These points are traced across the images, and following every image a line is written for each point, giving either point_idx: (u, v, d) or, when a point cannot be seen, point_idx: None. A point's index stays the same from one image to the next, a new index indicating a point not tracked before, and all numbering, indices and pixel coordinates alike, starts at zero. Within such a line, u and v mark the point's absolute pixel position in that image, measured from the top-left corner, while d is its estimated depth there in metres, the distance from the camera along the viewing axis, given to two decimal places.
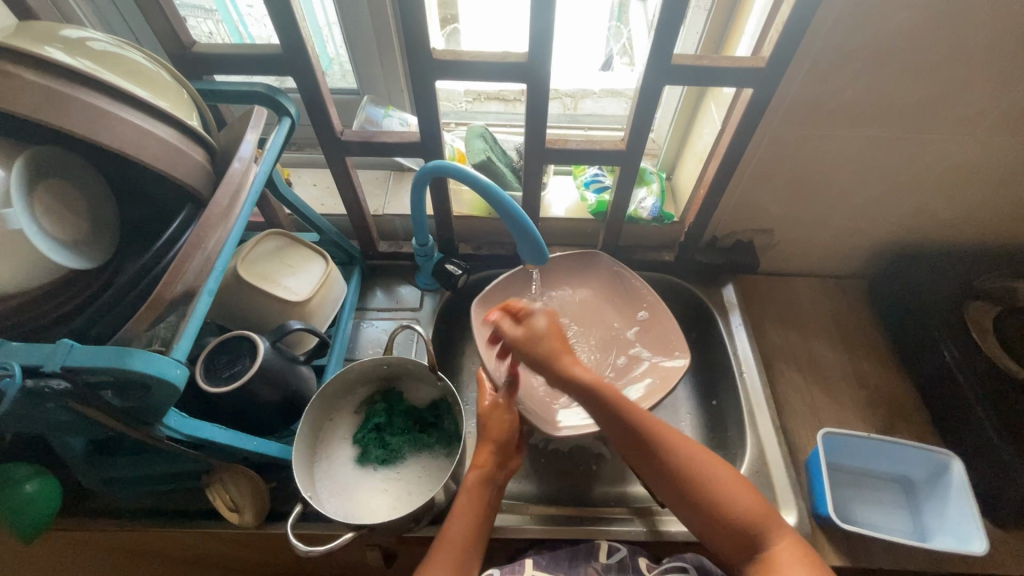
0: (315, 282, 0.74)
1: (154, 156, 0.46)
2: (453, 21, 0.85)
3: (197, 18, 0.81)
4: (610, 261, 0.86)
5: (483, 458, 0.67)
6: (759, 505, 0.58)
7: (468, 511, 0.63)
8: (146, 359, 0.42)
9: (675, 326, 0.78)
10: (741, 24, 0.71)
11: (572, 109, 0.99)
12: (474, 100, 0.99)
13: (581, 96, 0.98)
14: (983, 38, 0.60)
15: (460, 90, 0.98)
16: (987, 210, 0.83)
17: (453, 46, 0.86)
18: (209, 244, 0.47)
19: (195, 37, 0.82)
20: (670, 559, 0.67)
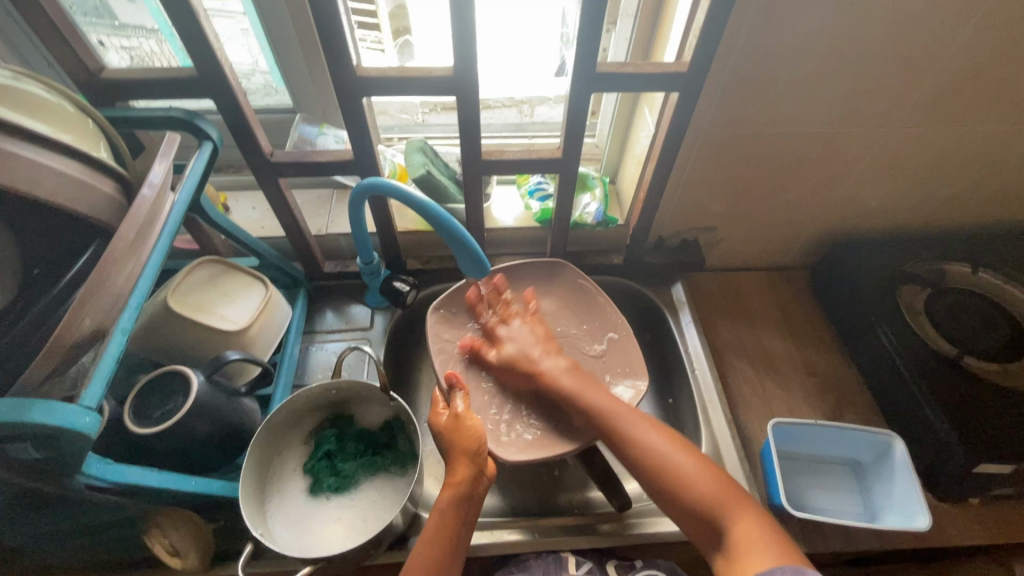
0: (253, 309, 0.72)
1: (52, 190, 0.43)
2: (405, 33, 0.83)
3: (140, 38, 0.79)
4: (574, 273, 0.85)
5: (454, 478, 0.60)
6: (715, 484, 0.58)
7: (431, 542, 0.57)
8: (48, 410, 0.39)
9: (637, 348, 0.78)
10: (666, 30, 0.73)
11: (527, 115, 1.00)
12: (431, 111, 0.97)
13: (536, 102, 0.99)
14: (888, 35, 0.63)
15: (416, 100, 0.96)
16: (909, 198, 0.87)
17: (406, 60, 0.85)
18: (118, 280, 0.45)
19: (141, 57, 0.80)
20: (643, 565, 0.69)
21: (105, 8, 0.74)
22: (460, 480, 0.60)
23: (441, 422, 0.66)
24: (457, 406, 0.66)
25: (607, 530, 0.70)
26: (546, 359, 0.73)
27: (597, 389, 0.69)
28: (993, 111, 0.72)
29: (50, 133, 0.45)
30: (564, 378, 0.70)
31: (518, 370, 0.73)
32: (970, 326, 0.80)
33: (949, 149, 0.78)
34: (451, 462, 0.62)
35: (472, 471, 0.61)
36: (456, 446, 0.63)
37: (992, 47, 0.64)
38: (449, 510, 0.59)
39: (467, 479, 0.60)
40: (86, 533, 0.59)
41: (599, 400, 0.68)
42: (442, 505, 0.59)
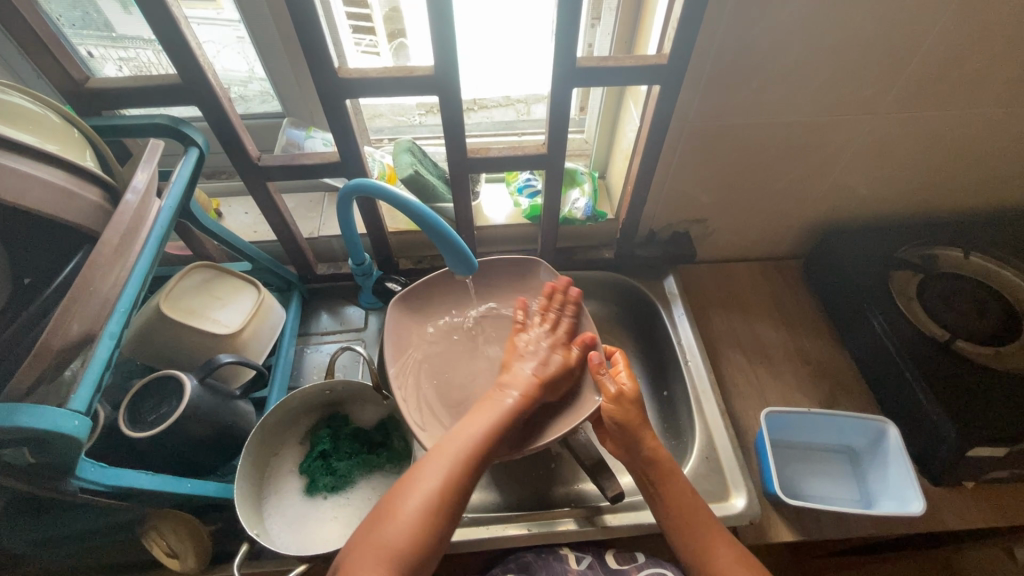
0: (246, 312, 0.72)
1: (39, 199, 0.43)
2: (399, 36, 0.83)
3: (138, 49, 0.79)
4: (548, 274, 0.79)
5: (529, 386, 0.65)
6: None
7: (473, 420, 0.61)
8: (37, 414, 0.40)
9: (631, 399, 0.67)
10: (647, 23, 0.73)
11: (525, 114, 0.99)
12: (427, 112, 0.97)
13: (533, 101, 0.98)
14: (866, 22, 0.63)
15: (412, 102, 0.96)
16: (900, 182, 0.87)
17: (401, 62, 0.85)
18: (103, 286, 0.46)
19: (138, 68, 0.81)
20: (649, 563, 0.69)
21: (104, 22, 0.75)
22: (539, 388, 0.65)
23: (541, 338, 0.71)
24: (574, 352, 0.70)
25: (602, 522, 0.70)
26: (648, 439, 0.65)
27: (673, 469, 0.64)
28: (979, 94, 0.72)
29: (35, 143, 0.45)
30: (660, 453, 0.65)
31: (622, 429, 0.66)
32: (961, 309, 0.80)
33: (935, 134, 0.78)
34: (531, 370, 0.66)
35: (543, 391, 0.66)
36: (553, 358, 0.68)
37: (971, 30, 0.64)
38: (514, 406, 0.63)
39: (541, 396, 0.65)
40: (83, 538, 0.60)
41: (683, 484, 0.64)
42: (511, 400, 0.63)
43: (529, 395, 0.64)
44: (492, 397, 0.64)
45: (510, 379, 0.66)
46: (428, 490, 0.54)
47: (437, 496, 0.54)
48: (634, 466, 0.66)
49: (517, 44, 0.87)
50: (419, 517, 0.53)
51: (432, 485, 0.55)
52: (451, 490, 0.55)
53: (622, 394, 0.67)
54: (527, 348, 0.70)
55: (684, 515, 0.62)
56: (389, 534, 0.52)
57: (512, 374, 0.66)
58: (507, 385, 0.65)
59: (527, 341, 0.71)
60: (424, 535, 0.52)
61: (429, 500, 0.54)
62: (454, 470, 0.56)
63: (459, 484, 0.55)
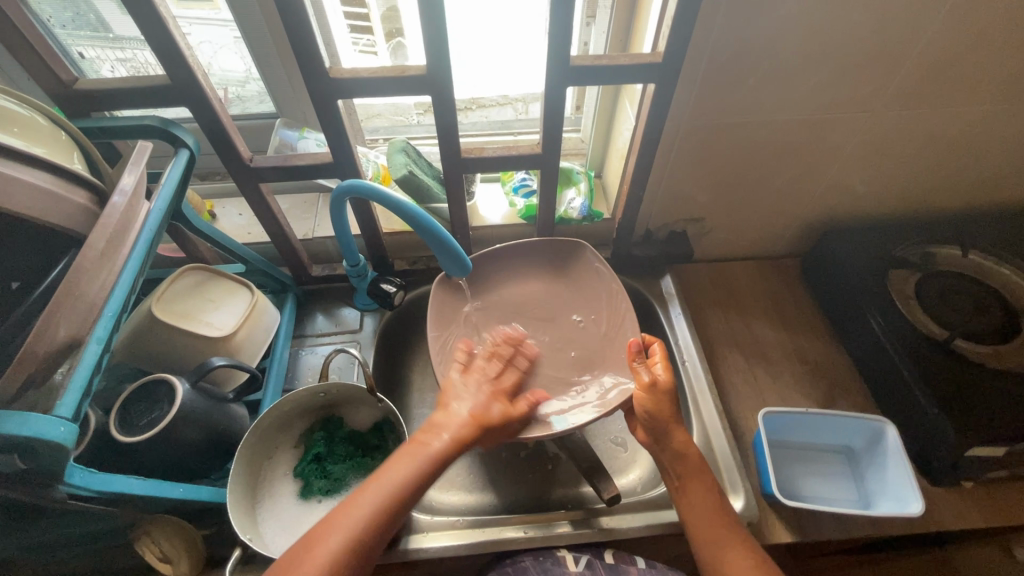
0: (239, 314, 0.72)
1: (24, 202, 0.43)
2: (398, 35, 0.82)
3: (135, 49, 0.79)
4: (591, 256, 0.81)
5: (460, 430, 0.61)
6: None
7: (397, 465, 0.58)
8: (22, 421, 0.39)
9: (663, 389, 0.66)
10: (642, 21, 0.72)
11: (522, 114, 0.99)
12: (425, 112, 0.96)
13: (530, 100, 0.97)
14: (863, 19, 0.62)
15: (409, 102, 0.95)
16: (898, 180, 0.86)
17: (399, 61, 0.84)
18: (89, 290, 0.45)
19: (132, 69, 0.81)
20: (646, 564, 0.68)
21: (99, 22, 0.75)
22: (474, 431, 0.61)
23: (482, 382, 0.67)
24: (518, 404, 0.66)
25: (599, 524, 0.70)
26: (677, 432, 0.65)
27: (699, 464, 0.64)
28: (976, 92, 0.71)
29: (20, 145, 0.45)
30: (688, 446, 0.65)
31: (651, 420, 0.65)
32: (960, 307, 0.80)
33: (934, 131, 0.77)
34: (468, 412, 0.63)
35: (478, 436, 0.62)
36: (493, 405, 0.64)
37: (969, 26, 0.64)
38: (442, 452, 0.59)
39: (474, 439, 0.61)
40: (74, 544, 0.60)
41: (706, 481, 0.63)
42: (436, 445, 0.59)
43: (459, 439, 0.60)
44: (414, 440, 0.60)
45: (444, 419, 0.62)
46: (341, 538, 0.51)
47: (336, 560, 0.50)
48: (660, 460, 0.66)
49: (513, 44, 0.86)
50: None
51: (335, 546, 0.51)
52: (352, 553, 0.51)
53: (655, 383, 0.66)
54: (460, 390, 0.66)
55: (705, 513, 0.62)
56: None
57: (443, 416, 0.63)
58: (438, 426, 0.62)
59: (464, 383, 0.67)
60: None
61: (343, 547, 0.51)
62: (359, 529, 0.52)
63: (361, 545, 0.52)
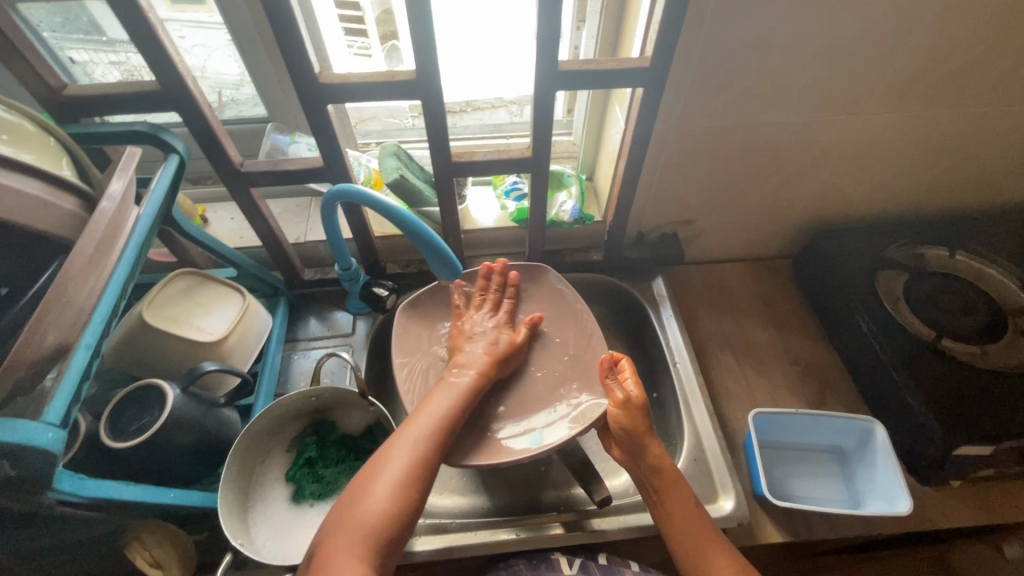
0: (230, 319, 0.72)
1: (12, 208, 0.43)
2: (392, 38, 0.82)
3: (127, 52, 0.79)
4: (554, 278, 0.81)
5: (484, 365, 0.67)
6: None
7: (433, 403, 0.62)
8: (8, 427, 0.39)
9: (639, 409, 0.66)
10: (631, 26, 0.73)
11: (517, 116, 0.99)
12: (419, 115, 0.95)
13: (524, 103, 0.98)
14: (847, 23, 0.63)
15: (405, 104, 0.95)
16: (885, 182, 0.87)
17: (393, 64, 0.84)
18: (77, 296, 0.45)
19: (130, 73, 0.81)
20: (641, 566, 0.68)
21: (92, 25, 0.75)
22: (492, 364, 0.67)
23: (490, 321, 0.73)
24: (520, 331, 0.73)
25: (591, 526, 0.70)
26: (655, 448, 0.64)
27: (677, 478, 0.64)
28: (960, 94, 0.72)
29: (8, 152, 0.45)
30: (666, 460, 0.64)
31: (629, 438, 0.65)
32: (948, 308, 0.81)
33: (919, 134, 0.78)
34: (483, 350, 0.69)
35: (496, 368, 0.68)
36: (501, 337, 0.71)
37: (952, 29, 0.64)
38: (471, 385, 0.64)
39: (494, 372, 0.67)
40: (66, 549, 0.60)
41: (686, 493, 0.63)
42: (462, 380, 0.65)
43: (484, 373, 0.66)
44: (444, 378, 0.65)
45: (464, 359, 0.68)
46: (395, 468, 0.55)
47: (404, 475, 0.55)
48: (638, 474, 0.65)
49: (506, 48, 0.87)
50: (391, 488, 0.54)
51: (391, 477, 0.54)
52: (418, 468, 0.56)
53: (630, 400, 0.66)
54: (474, 330, 0.72)
55: (688, 523, 0.62)
56: (364, 508, 0.53)
57: (465, 356, 0.68)
58: (460, 365, 0.67)
59: (474, 321, 0.73)
60: (398, 509, 0.53)
61: (400, 479, 0.54)
62: (420, 448, 0.57)
63: (425, 459, 0.57)
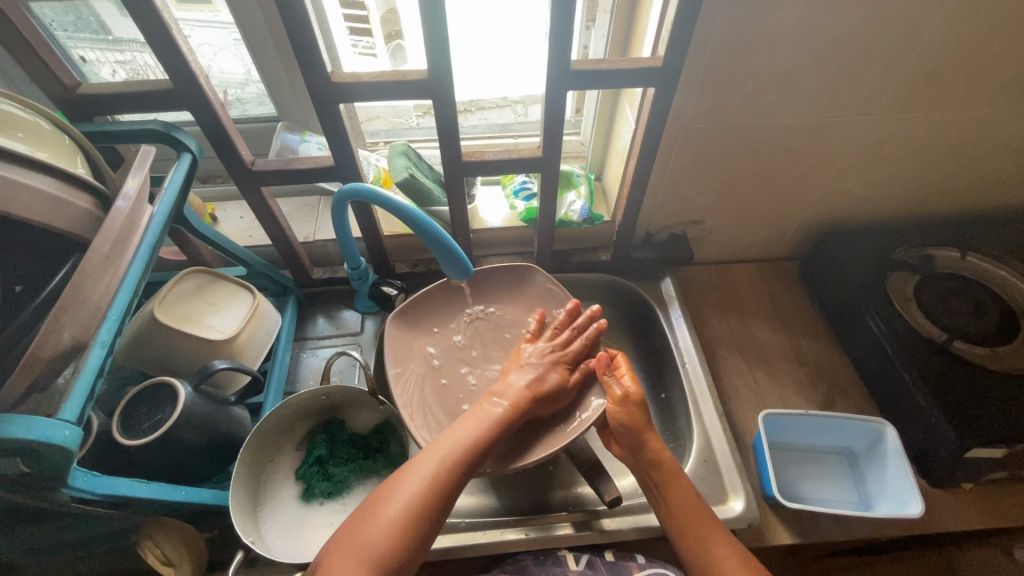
0: (241, 317, 0.72)
1: (29, 206, 0.43)
2: (398, 37, 0.83)
3: (134, 52, 0.79)
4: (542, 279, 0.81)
5: (521, 397, 0.64)
6: None
7: (460, 429, 0.61)
8: (26, 424, 0.39)
9: (636, 403, 0.66)
10: (641, 25, 0.73)
11: (523, 115, 0.99)
12: (425, 114, 0.95)
13: (530, 102, 0.98)
14: (861, 23, 0.62)
15: (411, 104, 0.95)
16: (896, 183, 0.86)
17: (400, 64, 0.84)
18: (93, 294, 0.45)
19: (137, 72, 0.81)
20: (649, 562, 0.67)
21: (98, 26, 0.75)
22: (531, 400, 0.64)
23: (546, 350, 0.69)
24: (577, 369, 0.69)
25: (600, 526, 0.70)
26: (653, 441, 0.65)
27: (677, 471, 0.64)
28: (974, 95, 0.72)
29: (25, 151, 0.45)
30: (665, 453, 0.65)
31: (628, 434, 0.65)
32: (959, 309, 0.80)
33: (931, 134, 0.78)
34: (526, 381, 0.65)
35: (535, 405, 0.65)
36: (551, 373, 0.67)
37: (967, 29, 0.64)
38: (504, 415, 0.62)
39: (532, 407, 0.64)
40: (80, 546, 0.60)
41: (684, 484, 0.64)
42: (499, 411, 0.62)
43: (519, 406, 0.63)
44: (481, 404, 0.64)
45: (503, 389, 0.65)
46: (407, 496, 0.55)
47: (416, 502, 0.55)
48: (638, 469, 0.65)
49: (514, 47, 0.87)
50: (398, 517, 0.53)
51: (400, 505, 0.54)
52: (429, 498, 0.55)
53: (627, 395, 0.66)
54: (528, 359, 0.69)
55: (690, 514, 0.62)
56: (369, 536, 0.53)
57: (505, 383, 0.66)
58: (500, 393, 0.65)
59: (531, 352, 0.70)
60: (404, 539, 0.53)
61: (409, 507, 0.54)
62: (437, 474, 0.56)
63: (439, 489, 0.56)
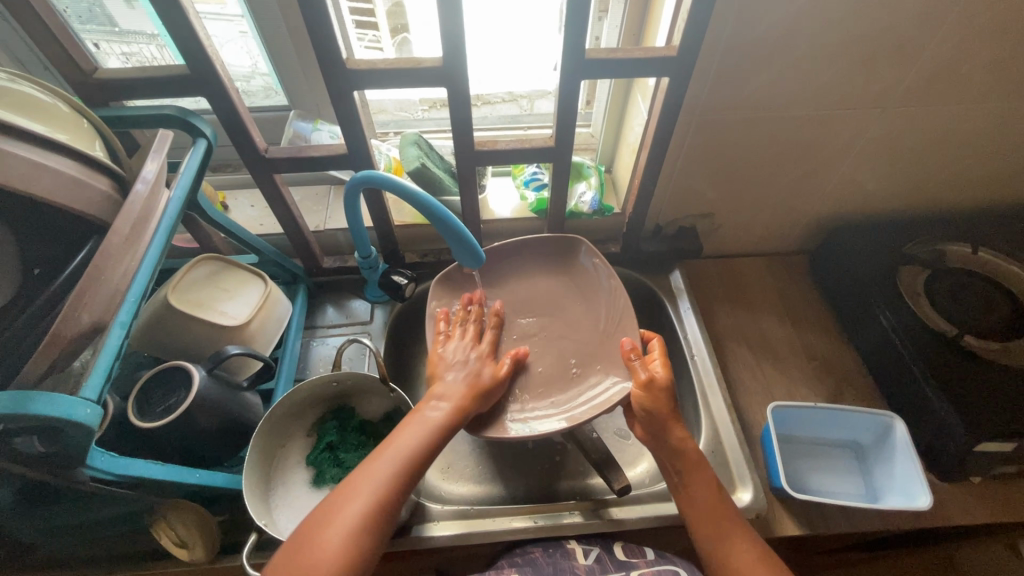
0: (253, 304, 0.72)
1: (49, 188, 0.43)
2: (403, 31, 0.83)
3: (140, 44, 0.79)
4: (586, 255, 0.81)
5: (462, 399, 0.64)
6: None
7: (404, 437, 0.59)
8: (48, 401, 0.40)
9: (664, 387, 0.66)
10: (656, 15, 0.73)
11: (527, 110, 0.99)
12: (430, 108, 0.97)
13: (537, 97, 0.98)
14: (879, 14, 0.62)
15: (415, 98, 0.96)
16: (909, 176, 0.86)
17: (404, 56, 0.84)
18: (114, 276, 0.46)
19: (139, 63, 0.81)
20: (659, 558, 0.68)
21: (107, 16, 0.76)
22: (469, 399, 0.65)
23: (467, 351, 0.70)
24: (501, 365, 0.71)
25: (608, 515, 0.70)
26: (678, 427, 0.65)
27: (699, 459, 0.64)
28: (990, 88, 0.71)
29: (45, 132, 0.45)
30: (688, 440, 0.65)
31: (652, 418, 0.65)
32: (970, 304, 0.80)
33: (946, 128, 0.77)
34: (461, 382, 0.66)
35: (473, 403, 0.65)
36: (481, 372, 0.68)
37: (985, 22, 0.63)
38: (444, 420, 0.62)
39: (471, 406, 0.64)
40: (95, 526, 0.60)
41: (704, 471, 0.64)
42: (438, 415, 0.62)
43: (460, 408, 0.63)
44: (419, 410, 0.63)
45: (441, 390, 0.65)
46: (353, 514, 0.52)
47: (361, 517, 0.52)
48: (659, 454, 0.65)
49: (524, 39, 0.87)
50: (342, 534, 0.51)
51: (347, 522, 0.52)
52: (377, 515, 0.53)
53: (654, 379, 0.67)
54: (451, 360, 0.69)
55: (707, 502, 0.62)
56: (313, 559, 0.49)
57: (443, 386, 0.65)
58: (437, 397, 0.64)
59: (453, 352, 0.70)
60: (352, 562, 0.50)
61: (353, 528, 0.51)
62: (385, 488, 0.55)
63: (388, 501, 0.54)
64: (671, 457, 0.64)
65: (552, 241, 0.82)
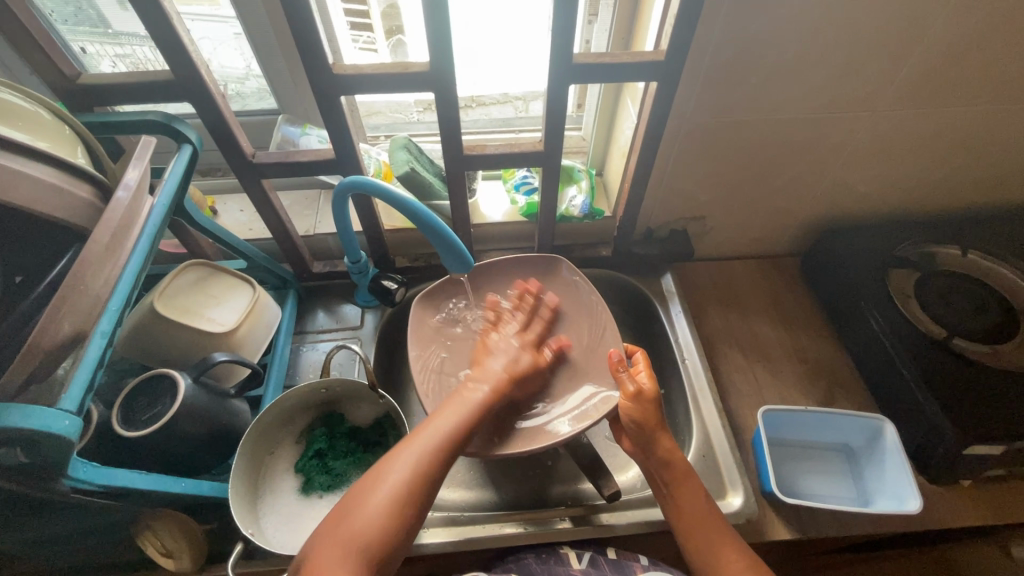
0: (241, 310, 0.72)
1: (29, 197, 0.43)
2: (398, 32, 0.82)
3: (134, 45, 0.79)
4: (569, 270, 0.80)
5: (499, 382, 0.66)
6: None
7: (445, 414, 0.62)
8: (25, 414, 0.39)
9: (651, 400, 0.66)
10: (644, 19, 0.73)
11: (524, 111, 0.99)
12: (426, 109, 0.96)
13: (532, 98, 0.97)
14: (866, 19, 0.62)
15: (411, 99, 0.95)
16: (899, 179, 0.86)
17: (400, 58, 0.84)
18: (95, 284, 0.45)
19: (134, 65, 0.80)
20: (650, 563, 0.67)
21: (99, 18, 0.75)
22: (508, 383, 0.66)
23: (512, 341, 0.71)
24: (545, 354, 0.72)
25: (598, 520, 0.70)
26: (666, 439, 0.65)
27: (688, 470, 0.64)
28: (977, 92, 0.72)
29: (24, 140, 0.45)
30: (677, 453, 0.65)
31: (640, 431, 0.65)
32: (958, 306, 0.80)
33: (934, 131, 0.78)
34: (502, 367, 0.68)
35: (512, 388, 0.67)
36: (522, 357, 0.70)
37: (971, 26, 0.64)
38: (482, 401, 0.64)
39: (509, 390, 0.66)
40: (79, 536, 0.60)
41: (693, 482, 0.64)
42: (477, 396, 0.64)
43: (498, 390, 0.65)
44: (461, 389, 0.65)
45: (481, 374, 0.67)
46: (395, 483, 0.55)
47: (403, 486, 0.55)
48: (647, 466, 0.65)
49: (516, 42, 0.86)
50: (386, 501, 0.54)
51: (389, 489, 0.54)
52: (414, 488, 0.55)
53: (642, 392, 0.66)
54: (496, 346, 0.71)
55: (696, 512, 0.62)
56: (359, 519, 0.53)
57: (483, 369, 0.68)
58: (477, 380, 0.67)
59: (498, 341, 0.72)
60: (393, 525, 0.53)
61: (396, 495, 0.54)
62: (425, 460, 0.57)
63: (428, 472, 0.57)
64: (660, 470, 0.64)
65: (539, 257, 0.81)
